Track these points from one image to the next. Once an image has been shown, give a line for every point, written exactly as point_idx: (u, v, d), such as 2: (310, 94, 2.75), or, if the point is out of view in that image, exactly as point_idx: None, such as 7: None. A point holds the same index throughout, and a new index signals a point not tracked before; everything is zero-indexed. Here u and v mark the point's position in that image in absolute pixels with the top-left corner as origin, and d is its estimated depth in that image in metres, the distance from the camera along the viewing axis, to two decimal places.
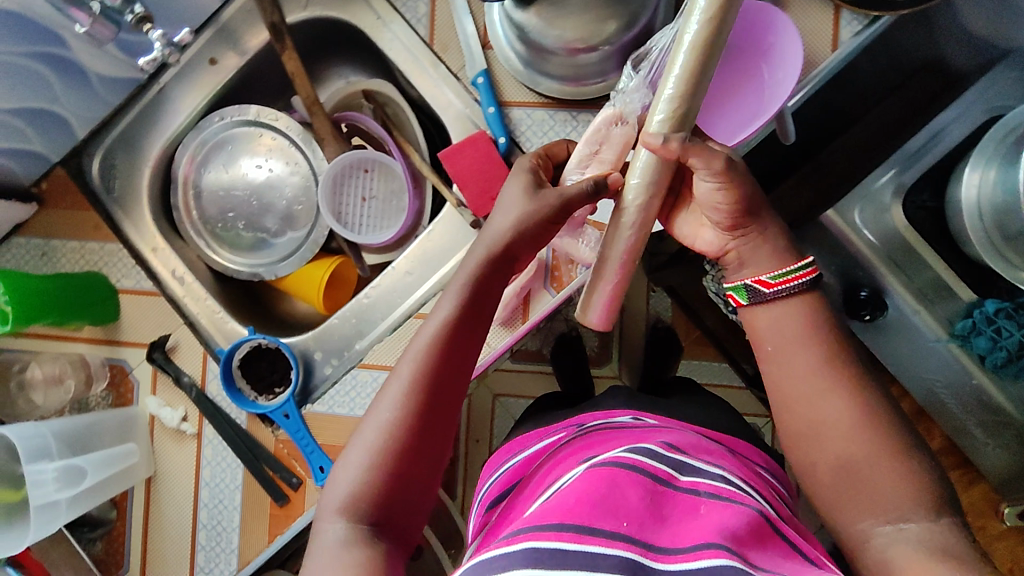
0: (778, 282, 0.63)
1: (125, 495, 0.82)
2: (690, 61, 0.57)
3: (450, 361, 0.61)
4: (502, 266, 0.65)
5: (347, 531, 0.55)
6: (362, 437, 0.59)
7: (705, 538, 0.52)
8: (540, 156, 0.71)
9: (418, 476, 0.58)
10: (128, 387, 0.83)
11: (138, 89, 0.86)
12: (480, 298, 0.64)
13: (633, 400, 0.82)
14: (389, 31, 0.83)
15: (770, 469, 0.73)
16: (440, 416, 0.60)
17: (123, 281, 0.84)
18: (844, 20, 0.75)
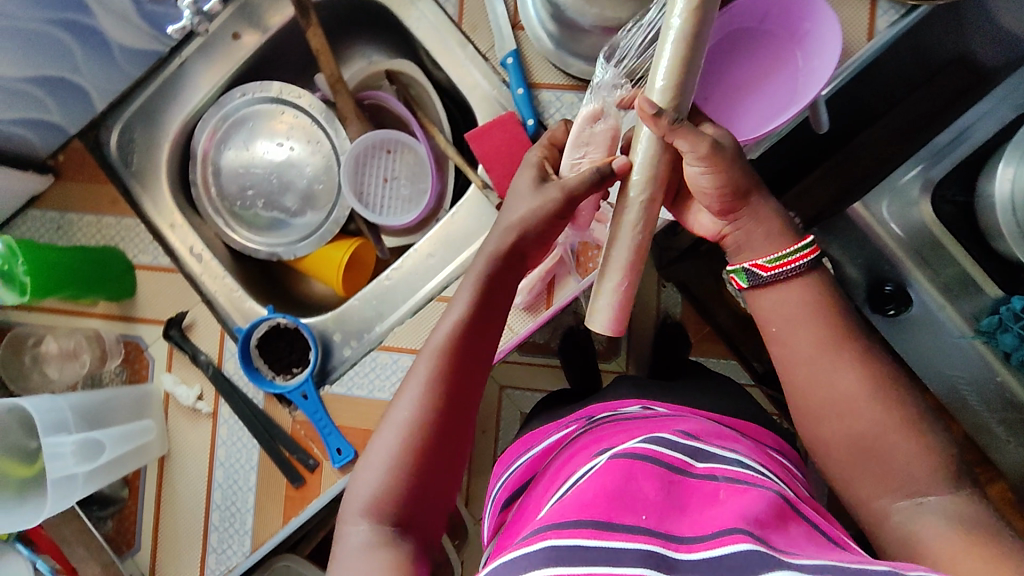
0: (776, 266, 0.60)
1: (137, 474, 0.81)
2: (678, 53, 0.54)
3: (467, 358, 0.61)
4: (518, 259, 0.64)
5: (373, 533, 0.54)
6: (381, 438, 0.58)
7: (727, 522, 0.50)
8: (548, 147, 0.67)
9: (441, 474, 0.58)
10: (143, 363, 0.82)
11: (159, 62, 0.85)
12: (495, 292, 0.63)
13: (655, 391, 0.82)
14: (417, 10, 0.82)
15: (784, 454, 0.72)
16: (459, 413, 0.59)
17: (140, 256, 0.83)
18: (882, 9, 0.75)
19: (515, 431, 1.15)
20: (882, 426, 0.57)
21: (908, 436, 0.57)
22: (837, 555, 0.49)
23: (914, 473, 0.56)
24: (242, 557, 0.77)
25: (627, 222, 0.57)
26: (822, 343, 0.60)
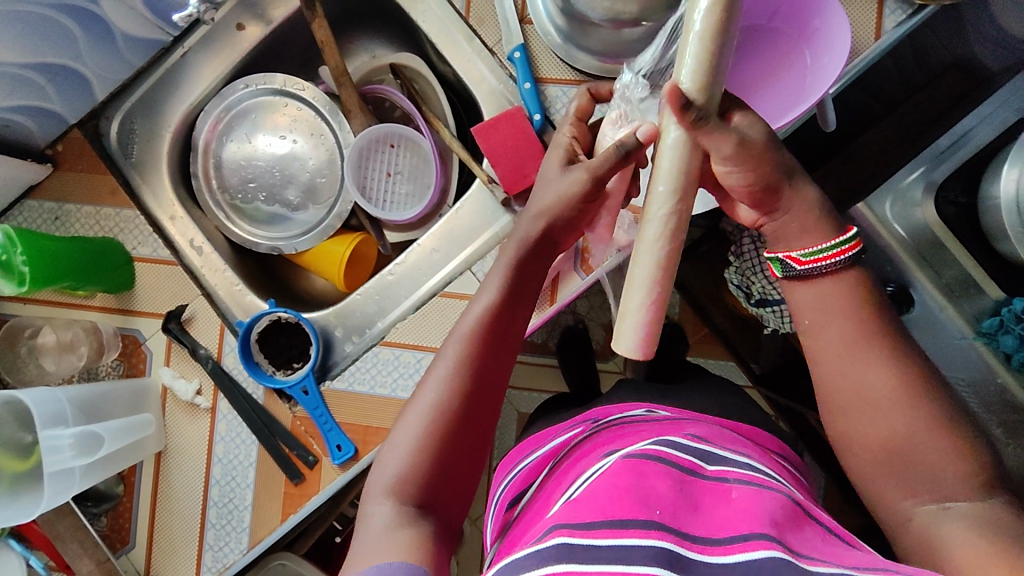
0: (809, 261, 0.59)
1: (134, 469, 0.79)
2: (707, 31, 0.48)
3: (496, 342, 0.60)
4: (550, 243, 0.63)
5: (395, 512, 0.53)
6: (407, 420, 0.58)
7: (748, 525, 0.50)
8: (577, 123, 0.68)
9: (465, 457, 0.57)
10: (140, 357, 0.80)
11: (161, 53, 0.84)
12: (525, 277, 0.62)
13: (658, 391, 0.82)
14: (423, 3, 0.81)
15: (786, 457, 0.72)
16: (485, 397, 0.59)
17: (140, 248, 0.81)
18: (888, 9, 0.75)
19: (512, 432, 1.14)
20: (890, 417, 0.57)
21: (919, 433, 0.56)
22: (852, 556, 0.49)
23: (926, 471, 0.55)
24: (239, 553, 0.76)
25: (646, 239, 0.52)
26: (835, 338, 0.60)
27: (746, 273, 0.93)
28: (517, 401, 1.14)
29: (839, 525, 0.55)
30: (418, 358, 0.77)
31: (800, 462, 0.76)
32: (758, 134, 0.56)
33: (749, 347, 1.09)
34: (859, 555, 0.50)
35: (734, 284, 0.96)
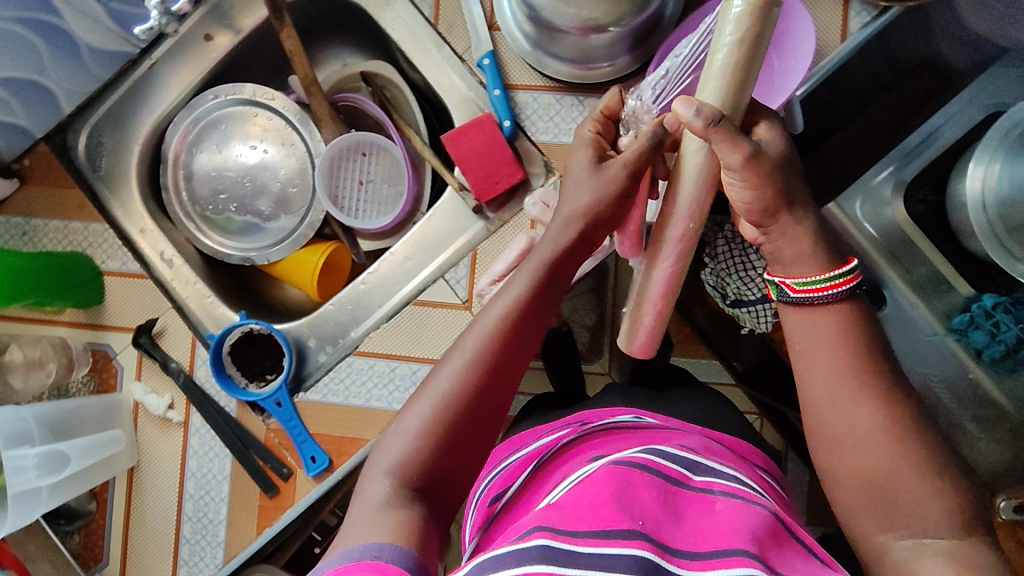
0: (804, 290, 0.59)
1: (106, 486, 0.79)
2: (734, 52, 0.49)
3: (517, 342, 0.58)
4: (580, 250, 0.60)
5: (392, 493, 0.53)
6: (417, 403, 0.57)
7: (728, 541, 0.50)
8: (602, 120, 0.65)
9: (469, 448, 0.57)
10: (110, 372, 0.80)
11: (129, 65, 0.84)
12: (554, 283, 0.59)
13: (638, 395, 0.81)
14: (392, 10, 0.81)
15: (769, 471, 0.73)
16: (498, 392, 0.58)
17: (109, 262, 0.81)
18: (854, 11, 0.77)
19: None
20: (853, 412, 0.57)
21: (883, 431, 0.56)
22: None
23: (892, 471, 0.55)
24: (214, 569, 0.76)
25: (660, 261, 0.59)
26: (805, 337, 0.59)
27: (720, 275, 0.91)
28: None
29: (813, 544, 0.55)
30: (392, 367, 0.76)
31: (778, 471, 0.76)
32: (775, 149, 0.53)
33: (727, 345, 1.06)
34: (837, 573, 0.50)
35: (711, 285, 0.93)
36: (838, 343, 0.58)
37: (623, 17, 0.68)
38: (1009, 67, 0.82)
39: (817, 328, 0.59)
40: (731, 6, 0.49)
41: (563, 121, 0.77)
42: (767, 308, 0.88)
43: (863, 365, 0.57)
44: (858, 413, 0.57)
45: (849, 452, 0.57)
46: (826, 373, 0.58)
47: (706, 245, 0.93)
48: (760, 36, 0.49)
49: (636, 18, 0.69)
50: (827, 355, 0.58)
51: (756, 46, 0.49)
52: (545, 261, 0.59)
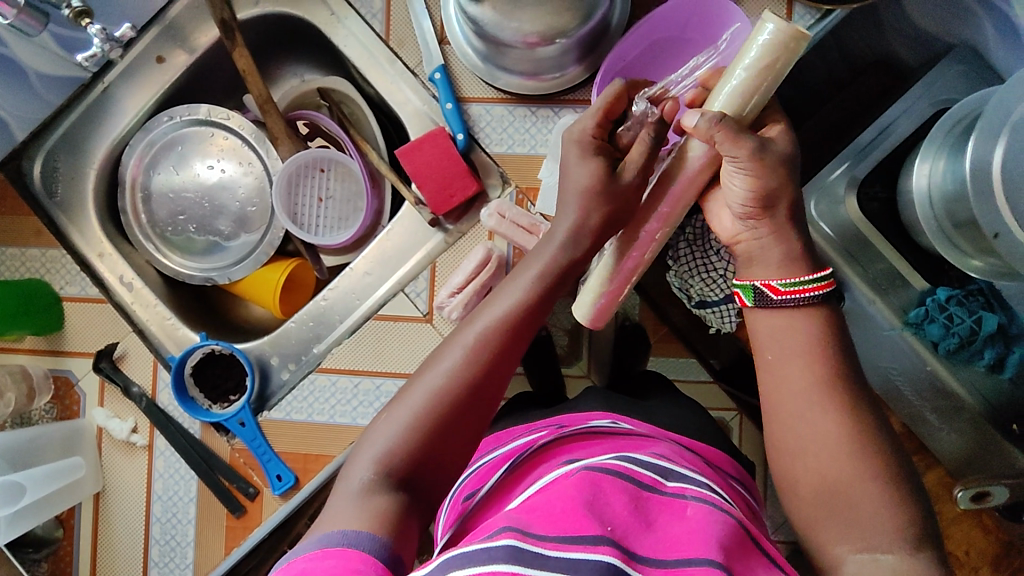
0: (789, 290, 0.58)
1: (72, 512, 0.78)
2: (749, 78, 0.51)
3: (511, 346, 0.59)
4: (575, 269, 0.61)
5: (375, 480, 0.53)
6: (410, 395, 0.57)
7: (695, 550, 0.50)
8: (602, 120, 0.61)
9: (457, 444, 0.56)
10: (73, 399, 0.80)
11: (82, 89, 0.83)
12: (551, 295, 0.60)
13: (610, 399, 0.81)
14: (344, 27, 0.81)
15: (741, 480, 0.73)
16: (489, 392, 0.58)
17: (67, 288, 0.81)
18: (797, 14, 0.75)
19: None
20: (800, 408, 0.57)
21: (835, 425, 0.56)
22: None
23: (840, 468, 0.55)
24: None
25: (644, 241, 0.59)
26: (757, 337, 0.60)
27: (684, 276, 0.91)
28: None
29: (773, 551, 0.55)
30: (355, 383, 0.76)
31: (750, 478, 0.77)
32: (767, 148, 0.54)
33: (704, 343, 1.08)
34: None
35: (676, 286, 0.93)
36: (787, 343, 0.59)
37: (568, 29, 0.69)
38: (958, 62, 0.82)
39: (765, 327, 0.60)
40: (762, 30, 0.51)
41: (516, 132, 0.77)
42: (730, 308, 0.89)
43: (810, 365, 0.58)
44: (806, 411, 0.57)
45: (800, 450, 0.57)
46: (777, 372, 0.59)
47: (669, 248, 0.93)
48: (777, 71, 0.51)
49: (581, 29, 0.69)
50: (778, 354, 0.59)
51: (771, 78, 0.52)
52: (544, 267, 0.60)
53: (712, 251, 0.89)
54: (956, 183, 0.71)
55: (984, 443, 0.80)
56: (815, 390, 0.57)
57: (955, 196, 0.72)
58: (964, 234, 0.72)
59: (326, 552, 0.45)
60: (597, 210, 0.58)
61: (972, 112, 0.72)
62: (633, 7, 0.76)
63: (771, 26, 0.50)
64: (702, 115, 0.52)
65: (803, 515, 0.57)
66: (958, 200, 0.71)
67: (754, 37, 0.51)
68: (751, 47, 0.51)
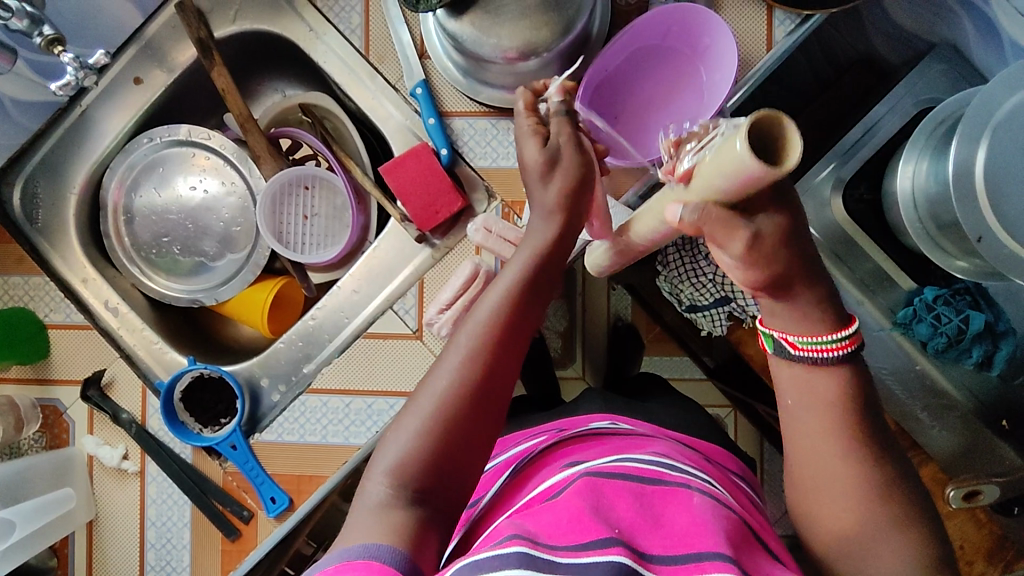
0: (806, 348, 0.52)
1: (66, 541, 0.78)
2: (724, 186, 0.41)
3: (511, 337, 0.56)
4: (569, 242, 0.58)
5: (392, 494, 0.51)
6: (416, 403, 0.55)
7: (703, 542, 0.49)
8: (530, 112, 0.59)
9: (476, 444, 0.54)
10: (62, 427, 0.79)
11: (59, 112, 0.82)
12: (546, 272, 0.57)
13: (609, 403, 0.80)
14: (323, 43, 0.80)
15: (744, 476, 0.73)
16: (500, 386, 0.55)
17: (53, 314, 0.79)
18: (777, 19, 0.73)
19: None
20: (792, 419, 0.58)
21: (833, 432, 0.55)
22: None
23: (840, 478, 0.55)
24: None
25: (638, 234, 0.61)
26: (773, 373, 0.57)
27: (674, 282, 0.92)
28: None
29: (776, 547, 0.56)
30: (346, 403, 0.75)
31: (754, 478, 0.77)
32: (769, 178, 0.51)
33: (700, 343, 1.08)
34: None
35: (665, 291, 0.95)
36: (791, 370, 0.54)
37: (547, 42, 0.68)
38: (940, 60, 0.82)
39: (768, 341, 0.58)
40: (732, 143, 0.37)
41: (500, 145, 0.76)
42: (721, 311, 0.88)
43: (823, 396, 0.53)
44: None
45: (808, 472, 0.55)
46: (790, 403, 0.55)
47: (660, 252, 0.94)
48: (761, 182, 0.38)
49: (561, 41, 0.68)
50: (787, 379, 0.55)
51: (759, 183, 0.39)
52: (533, 255, 0.57)
53: (701, 255, 0.91)
54: (938, 184, 0.71)
55: (974, 439, 0.79)
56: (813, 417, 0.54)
57: (938, 198, 0.72)
58: (948, 235, 0.72)
59: (349, 564, 0.44)
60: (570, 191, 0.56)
61: (951, 115, 0.73)
62: (614, 15, 0.75)
63: (738, 146, 0.36)
64: (682, 209, 0.46)
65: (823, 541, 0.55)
66: (941, 202, 0.72)
67: (728, 142, 0.38)
68: (723, 153, 0.38)
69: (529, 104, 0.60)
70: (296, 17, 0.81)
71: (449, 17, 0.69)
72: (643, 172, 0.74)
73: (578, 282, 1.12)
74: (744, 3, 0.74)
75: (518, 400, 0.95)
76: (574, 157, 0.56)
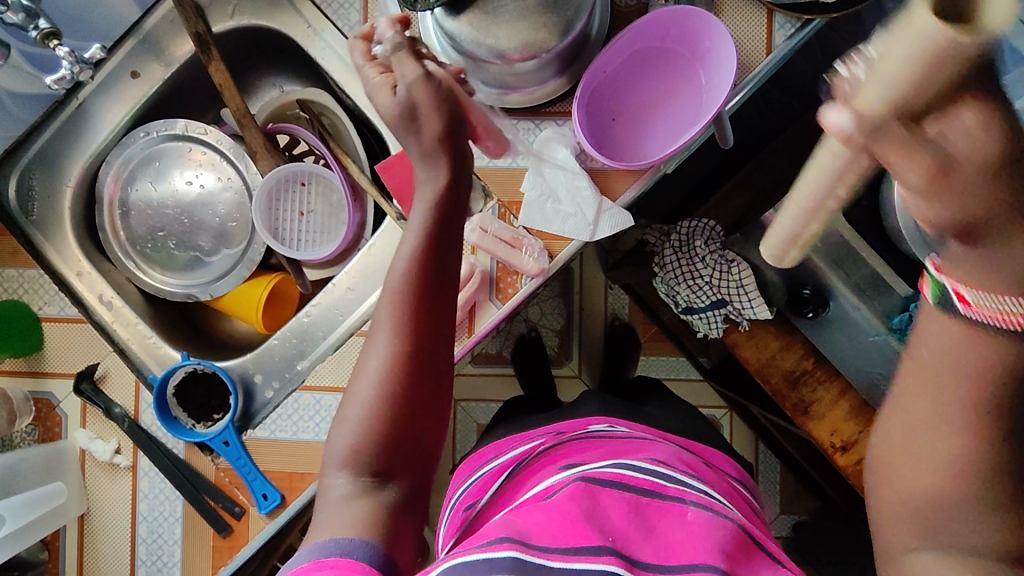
0: (982, 309, 0.43)
1: (58, 534, 0.79)
2: None
3: (429, 302, 0.58)
4: (464, 192, 0.61)
5: (353, 483, 0.54)
6: (355, 391, 0.57)
7: (697, 555, 0.50)
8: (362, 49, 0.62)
9: (423, 417, 0.56)
10: (54, 420, 0.79)
11: (56, 105, 0.82)
12: (450, 228, 0.60)
13: (606, 404, 0.80)
14: (320, 40, 0.80)
15: (742, 479, 0.73)
16: (435, 356, 0.57)
17: (47, 307, 0.79)
18: (777, 24, 0.73)
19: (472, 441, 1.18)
20: None
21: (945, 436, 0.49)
22: None
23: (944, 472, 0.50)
24: None
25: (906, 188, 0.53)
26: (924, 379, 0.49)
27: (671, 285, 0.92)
28: (474, 414, 1.20)
29: (775, 550, 0.56)
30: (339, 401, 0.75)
31: (753, 482, 0.77)
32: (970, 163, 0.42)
33: (695, 344, 1.09)
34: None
35: (663, 293, 0.96)
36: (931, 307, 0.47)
37: (546, 43, 0.68)
38: None
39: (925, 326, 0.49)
40: None
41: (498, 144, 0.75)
42: (718, 314, 0.89)
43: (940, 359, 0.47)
44: None
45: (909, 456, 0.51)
46: (923, 374, 0.48)
47: (655, 253, 0.95)
48: None
49: (560, 43, 0.68)
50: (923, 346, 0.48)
51: None
52: (429, 212, 0.59)
53: (697, 258, 0.91)
54: None
55: None
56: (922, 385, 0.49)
57: None
58: None
59: (321, 562, 0.48)
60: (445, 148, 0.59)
61: None
62: (613, 16, 0.75)
63: None
64: None
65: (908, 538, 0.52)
66: None
67: None
68: None
69: (366, 55, 0.62)
70: (295, 13, 0.80)
71: (447, 15, 0.68)
72: (642, 175, 0.72)
73: (575, 282, 1.19)
74: (745, 6, 0.73)
75: (515, 399, 0.95)
76: (428, 93, 0.58)
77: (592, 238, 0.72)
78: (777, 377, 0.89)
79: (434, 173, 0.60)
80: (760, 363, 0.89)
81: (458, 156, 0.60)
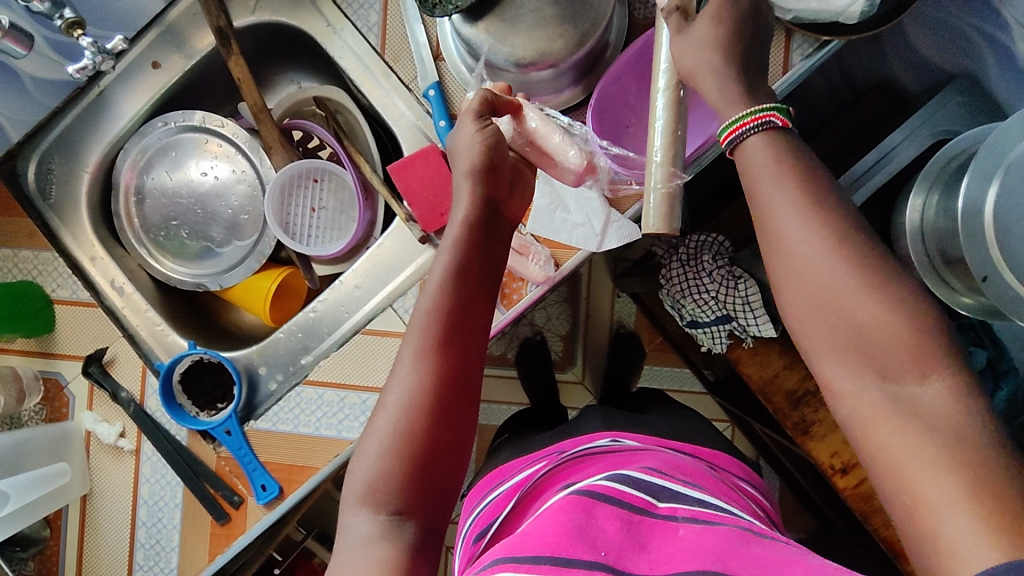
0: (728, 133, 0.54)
1: (59, 513, 0.80)
2: None
3: (453, 337, 0.59)
4: (493, 229, 0.64)
5: (373, 522, 0.54)
6: (376, 425, 0.57)
7: (683, 565, 0.49)
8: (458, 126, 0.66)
9: (445, 452, 0.57)
10: (62, 401, 0.81)
11: (78, 91, 0.83)
12: (478, 258, 0.62)
13: (609, 418, 0.81)
14: (340, 39, 0.81)
15: (749, 481, 0.73)
16: (460, 391, 0.58)
17: (59, 290, 0.81)
18: (795, 44, 0.71)
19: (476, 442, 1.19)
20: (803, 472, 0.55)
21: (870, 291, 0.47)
22: (798, 568, 0.48)
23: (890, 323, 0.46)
24: None
25: None
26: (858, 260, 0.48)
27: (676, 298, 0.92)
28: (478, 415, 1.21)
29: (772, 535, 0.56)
30: (341, 397, 0.75)
31: (759, 481, 0.77)
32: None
33: (700, 357, 1.10)
34: (806, 563, 0.48)
35: (669, 305, 0.96)
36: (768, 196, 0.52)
37: (560, 53, 0.68)
38: (958, 92, 0.82)
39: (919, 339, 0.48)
40: None
41: None
42: (722, 328, 0.89)
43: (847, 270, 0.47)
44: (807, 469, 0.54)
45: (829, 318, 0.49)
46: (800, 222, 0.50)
47: (662, 266, 0.95)
48: None
49: (574, 54, 0.68)
50: (789, 232, 0.50)
51: None
52: (458, 249, 0.62)
53: (704, 272, 0.91)
54: (946, 220, 0.72)
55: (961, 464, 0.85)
56: (812, 249, 0.49)
57: (946, 233, 0.72)
58: (954, 271, 0.72)
59: None
60: (480, 185, 0.62)
61: (966, 148, 0.73)
62: (631, 28, 0.75)
63: None
64: None
65: (855, 402, 0.47)
66: (948, 237, 0.72)
67: None
68: None
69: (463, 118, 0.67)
70: (316, 12, 0.81)
71: (464, 22, 0.69)
72: None
73: (582, 288, 1.20)
74: None
75: (519, 415, 0.96)
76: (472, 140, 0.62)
77: (599, 249, 0.72)
78: (779, 396, 0.88)
79: (461, 208, 0.63)
80: (762, 381, 0.89)
81: (492, 194, 0.63)
